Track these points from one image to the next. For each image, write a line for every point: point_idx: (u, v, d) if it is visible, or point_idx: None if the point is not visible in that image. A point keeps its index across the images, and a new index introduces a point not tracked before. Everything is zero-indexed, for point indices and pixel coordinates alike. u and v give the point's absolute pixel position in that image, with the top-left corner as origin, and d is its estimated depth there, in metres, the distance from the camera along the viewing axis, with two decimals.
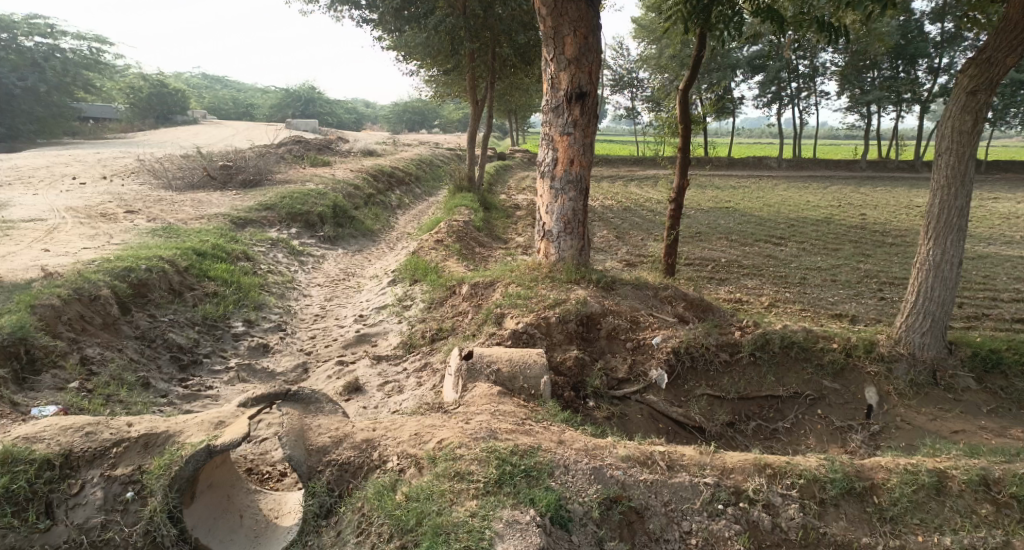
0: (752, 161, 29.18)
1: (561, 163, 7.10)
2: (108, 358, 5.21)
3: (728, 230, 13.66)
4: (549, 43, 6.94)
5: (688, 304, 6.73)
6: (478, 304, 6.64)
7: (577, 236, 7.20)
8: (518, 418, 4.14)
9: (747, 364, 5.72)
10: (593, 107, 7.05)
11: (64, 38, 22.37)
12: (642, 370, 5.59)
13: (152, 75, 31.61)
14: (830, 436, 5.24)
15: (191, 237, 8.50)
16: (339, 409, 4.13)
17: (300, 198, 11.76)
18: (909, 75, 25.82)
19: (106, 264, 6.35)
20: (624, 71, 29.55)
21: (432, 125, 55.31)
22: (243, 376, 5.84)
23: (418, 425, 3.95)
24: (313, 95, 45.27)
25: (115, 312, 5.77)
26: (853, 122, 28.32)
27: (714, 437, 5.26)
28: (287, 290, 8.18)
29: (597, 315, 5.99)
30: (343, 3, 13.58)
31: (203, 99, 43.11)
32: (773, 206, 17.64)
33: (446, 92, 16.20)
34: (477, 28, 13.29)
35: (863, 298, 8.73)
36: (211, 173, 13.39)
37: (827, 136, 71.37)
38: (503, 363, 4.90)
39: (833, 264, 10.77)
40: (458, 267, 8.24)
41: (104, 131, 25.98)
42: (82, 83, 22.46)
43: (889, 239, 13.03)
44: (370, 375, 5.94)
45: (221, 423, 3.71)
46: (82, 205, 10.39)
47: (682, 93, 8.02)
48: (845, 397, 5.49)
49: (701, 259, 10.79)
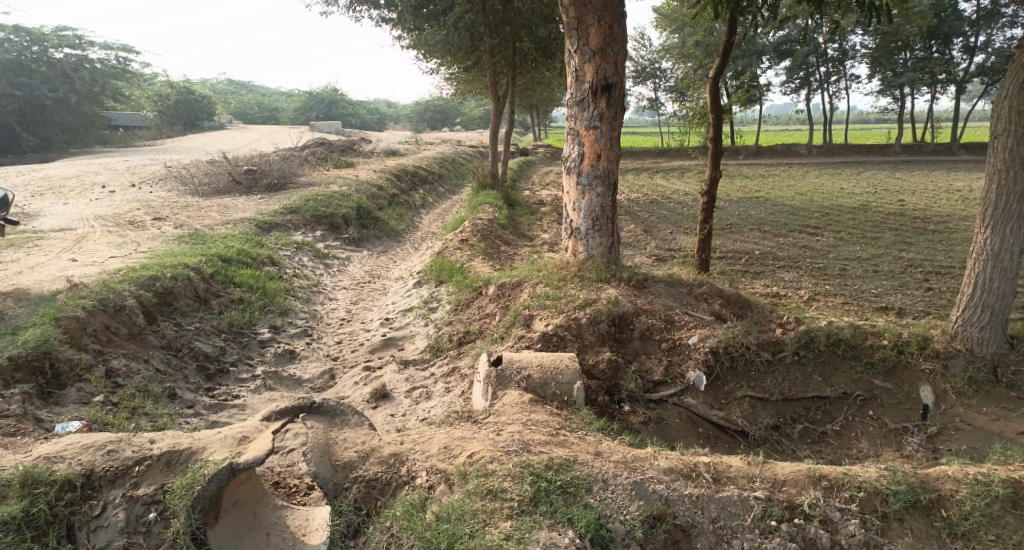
0: (781, 148, 28.51)
1: (587, 158, 6.86)
2: (134, 370, 5.15)
3: (760, 220, 13.28)
4: (572, 34, 6.70)
5: (724, 301, 6.45)
6: (506, 305, 6.45)
7: (606, 233, 6.95)
8: (552, 428, 3.95)
9: (790, 364, 5.43)
10: (619, 99, 6.80)
11: (92, 48, 22.76)
12: (678, 371, 5.34)
13: (178, 82, 32.04)
14: (883, 440, 4.93)
15: (217, 243, 8.46)
16: (364, 420, 3.96)
17: (324, 200, 11.71)
18: (944, 55, 24.94)
19: (132, 274, 6.32)
20: (647, 62, 29.10)
21: (454, 123, 55.26)
22: (270, 384, 5.75)
23: (447, 437, 3.77)
24: (335, 96, 45.56)
25: (140, 321, 5.71)
26: (885, 105, 27.45)
27: (758, 441, 4.99)
28: (312, 295, 8.09)
29: (629, 314, 5.75)
30: (362, 3, 13.49)
31: (229, 104, 43.68)
32: (805, 194, 17.14)
33: (467, 89, 16.03)
34: (496, 23, 13.09)
35: (908, 289, 8.34)
36: (237, 177, 13.41)
37: (858, 120, 69.68)
38: (534, 368, 4.70)
39: (874, 253, 10.36)
40: (483, 267, 8.06)
41: (133, 139, 26.44)
42: (111, 93, 22.83)
43: (931, 226, 12.50)
44: (397, 381, 5.79)
45: (244, 438, 3.58)
46: (111, 213, 10.47)
47: (712, 80, 7.70)
48: (899, 397, 5.18)
49: (733, 252, 10.45)
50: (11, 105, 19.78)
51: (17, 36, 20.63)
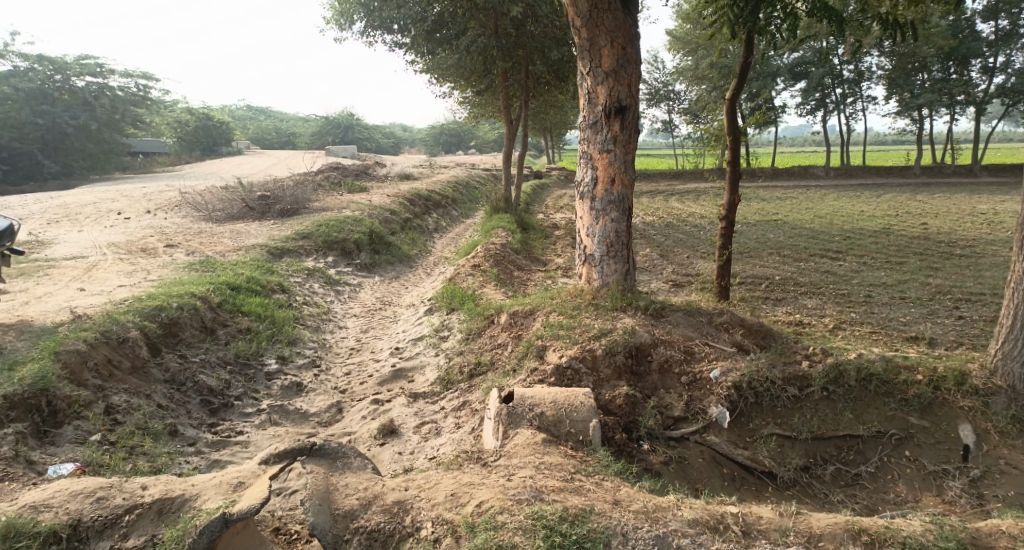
0: (797, 170, 28.22)
1: (602, 182, 6.68)
2: (135, 406, 4.99)
3: (779, 244, 13.00)
4: (585, 56, 6.57)
5: (746, 330, 6.20)
6: (518, 335, 6.23)
7: (622, 259, 6.74)
8: (567, 473, 3.71)
9: (819, 400, 5.17)
10: (633, 122, 6.64)
11: (113, 76, 23.18)
12: (700, 407, 5.08)
13: (198, 108, 32.55)
14: (922, 483, 4.65)
15: (226, 270, 8.36)
16: (368, 464, 3.75)
17: (336, 225, 11.62)
18: (962, 75, 24.65)
19: (137, 304, 6.20)
20: (660, 84, 29.07)
21: (468, 146, 55.59)
22: (275, 419, 5.55)
23: (455, 482, 3.56)
24: (351, 121, 46.08)
25: (144, 354, 5.57)
26: (904, 126, 27.12)
27: (787, 483, 4.72)
28: (322, 323, 7.94)
29: (647, 346, 5.51)
30: (376, 29, 13.56)
31: (247, 130, 44.35)
32: (825, 217, 16.82)
33: (480, 113, 16.00)
34: (509, 47, 13.08)
35: (938, 318, 8.03)
36: (251, 203, 13.39)
37: (876, 141, 69.08)
38: (547, 405, 4.47)
39: (899, 278, 10.05)
40: (496, 294, 7.86)
41: (153, 164, 26.81)
42: (131, 120, 23.18)
43: (958, 250, 12.14)
44: (405, 416, 5.57)
45: (241, 484, 3.39)
46: (124, 240, 10.46)
47: (730, 102, 7.52)
48: (936, 436, 4.89)
49: (753, 277, 10.19)
50: (33, 133, 20.12)
51: (40, 66, 21.06)
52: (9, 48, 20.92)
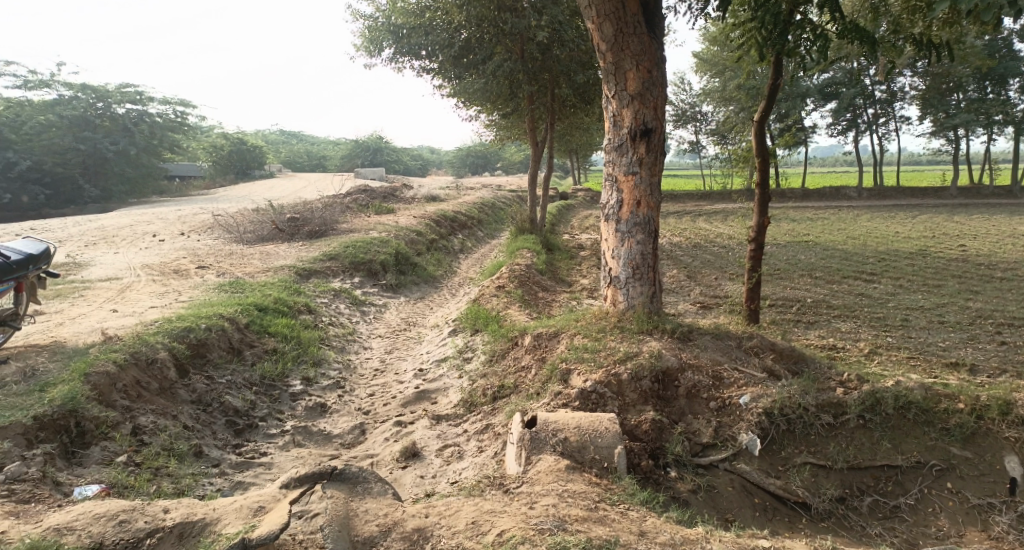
0: (829, 191, 27.79)
1: (627, 204, 6.63)
2: (161, 427, 5.04)
3: (811, 265, 12.75)
4: (610, 79, 6.57)
5: (777, 355, 6.04)
6: (542, 357, 6.15)
7: (648, 282, 6.64)
8: (591, 501, 3.62)
9: (855, 428, 4.98)
10: (659, 144, 6.59)
11: (152, 103, 23.96)
12: (729, 434, 4.94)
13: (232, 133, 33.43)
14: (965, 517, 4.43)
15: (255, 291, 8.48)
16: (388, 489, 3.71)
17: (363, 246, 11.73)
18: (999, 95, 24.16)
19: (167, 325, 6.30)
20: (687, 106, 29.01)
21: (495, 168, 56.03)
22: (299, 441, 5.55)
23: (477, 509, 3.48)
24: (380, 144, 46.86)
25: (172, 375, 5.64)
26: (939, 146, 26.57)
27: (822, 515, 4.53)
28: (347, 343, 7.97)
29: (674, 370, 5.39)
30: (404, 55, 13.80)
31: (280, 153, 45.39)
32: (858, 238, 16.47)
33: (506, 135, 16.12)
34: (536, 71, 13.19)
35: (979, 343, 7.75)
36: (280, 225, 13.61)
37: (911, 162, 67.78)
38: (571, 431, 4.38)
39: (937, 302, 9.75)
40: (520, 316, 7.81)
41: (188, 187, 27.54)
42: (168, 144, 23.86)
43: (999, 273, 11.76)
44: (428, 438, 5.52)
45: (261, 509, 3.38)
46: (157, 262, 10.70)
47: (758, 123, 7.43)
48: (980, 468, 4.67)
49: (784, 299, 9.98)
50: (75, 158, 20.85)
51: (84, 94, 21.88)
52: (56, 77, 21.80)
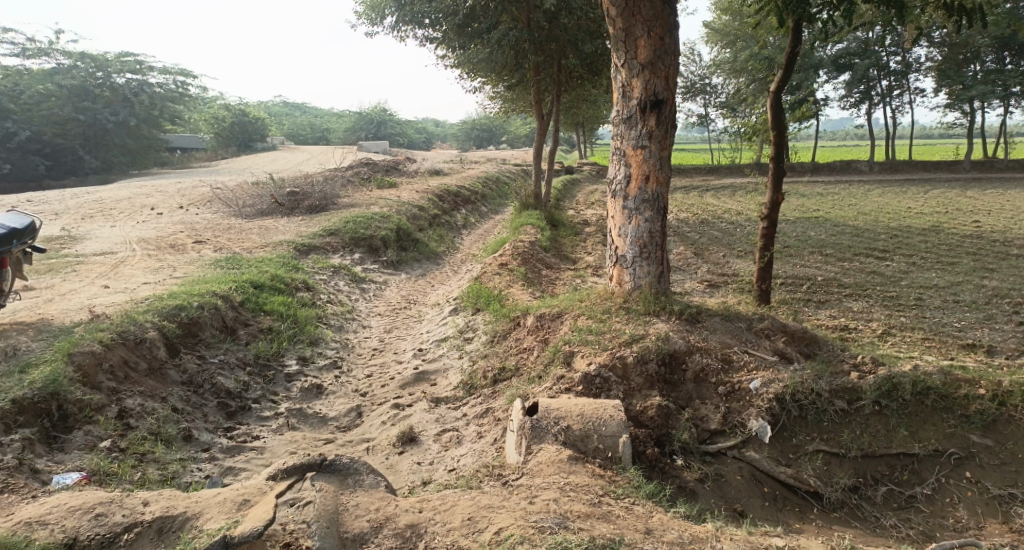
0: (839, 165, 27.28)
1: (635, 180, 6.33)
2: (149, 409, 4.89)
3: (821, 242, 12.45)
4: (619, 47, 6.23)
5: (789, 337, 5.82)
6: (545, 339, 5.93)
7: (655, 261, 6.38)
8: (594, 495, 3.45)
9: (870, 415, 4.77)
10: (670, 116, 6.27)
11: (152, 73, 23.53)
12: (739, 420, 4.74)
13: (234, 105, 32.89)
14: (986, 509, 4.24)
15: (251, 267, 8.25)
16: (381, 481, 3.54)
17: (363, 222, 11.47)
18: (1017, 66, 23.56)
19: (158, 303, 6.11)
20: (696, 78, 28.38)
21: (500, 142, 55.28)
22: (293, 423, 5.39)
23: (474, 504, 3.30)
24: (384, 116, 46.23)
25: (161, 355, 5.47)
26: (953, 120, 25.99)
27: (834, 504, 4.36)
28: (346, 322, 7.77)
29: (681, 353, 5.18)
30: (406, 24, 13.34)
31: (283, 126, 44.79)
32: (869, 214, 16.12)
33: (511, 108, 15.72)
34: (542, 40, 12.79)
35: (996, 323, 7.51)
36: (279, 199, 13.28)
37: (923, 136, 66.70)
38: (574, 418, 4.17)
39: (951, 280, 9.47)
40: (523, 294, 7.59)
41: (189, 160, 27.22)
42: (168, 116, 23.45)
43: (1014, 250, 11.45)
44: (426, 422, 5.34)
45: (245, 503, 3.23)
46: (153, 236, 10.48)
47: (773, 95, 7.09)
48: (1002, 457, 4.46)
49: (794, 278, 9.73)
50: (75, 129, 20.55)
51: (82, 63, 21.47)
52: (53, 46, 21.38)
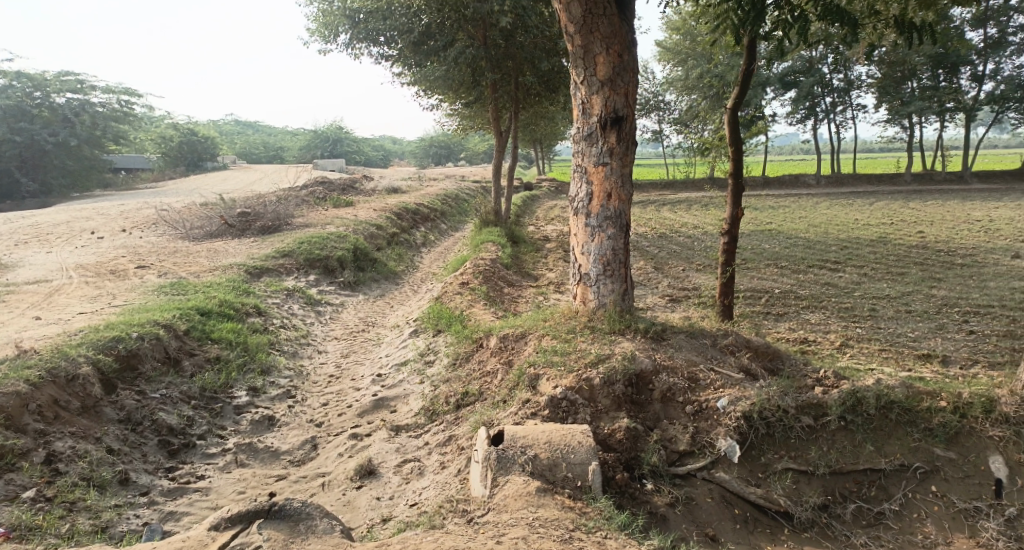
0: (788, 179, 28.08)
1: (597, 197, 6.26)
2: (80, 452, 4.55)
3: (776, 255, 12.65)
4: (579, 64, 6.18)
5: (753, 353, 5.80)
6: (508, 361, 5.76)
7: (619, 279, 6.29)
8: (563, 531, 3.30)
9: (836, 430, 4.73)
10: (630, 133, 6.23)
11: (94, 92, 22.67)
12: (707, 440, 4.63)
13: (183, 124, 31.92)
14: (953, 523, 4.22)
15: (198, 293, 7.85)
16: (335, 526, 3.31)
17: (319, 242, 11.13)
18: (951, 83, 24.66)
19: (94, 335, 5.73)
20: (650, 95, 28.89)
21: (458, 159, 55.22)
22: (242, 460, 5.08)
23: (436, 548, 3.09)
24: (340, 134, 45.64)
25: (96, 392, 5.10)
26: (894, 134, 27.08)
27: (804, 524, 4.28)
28: (300, 347, 7.44)
29: (648, 373, 5.06)
30: (361, 41, 13.08)
31: (235, 144, 43.76)
32: (820, 226, 16.54)
33: (469, 125, 15.61)
34: (499, 58, 12.78)
35: (948, 332, 7.67)
36: (229, 220, 12.80)
37: (866, 150, 69.63)
38: (540, 447, 4.00)
39: (902, 291, 9.70)
40: (485, 314, 7.41)
41: (135, 180, 26.24)
42: (112, 136, 22.55)
43: (958, 259, 11.85)
44: (386, 452, 5.09)
45: None
46: (93, 262, 9.93)
47: (731, 111, 7.13)
48: (965, 469, 4.47)
49: (753, 291, 9.81)
50: (11, 151, 19.56)
51: (19, 82, 20.51)
52: None
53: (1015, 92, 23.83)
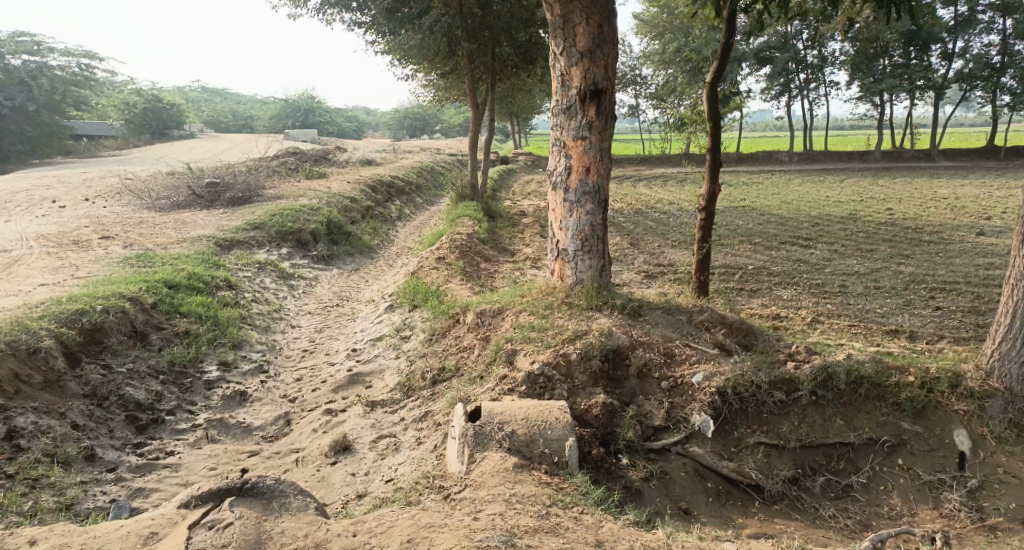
0: (762, 155, 28.28)
1: (575, 171, 6.19)
2: (44, 428, 4.41)
3: (749, 231, 12.76)
4: (557, 35, 6.05)
5: (727, 329, 5.85)
6: (485, 336, 5.72)
7: (597, 255, 6.27)
8: (541, 506, 3.31)
9: (807, 405, 4.81)
10: (609, 107, 6.15)
11: (52, 54, 21.71)
12: (682, 415, 4.66)
13: (147, 90, 30.83)
14: (918, 495, 4.34)
15: (166, 265, 7.63)
16: (309, 503, 3.26)
17: (291, 214, 10.89)
18: (922, 61, 24.95)
19: (56, 307, 5.54)
20: (627, 69, 28.71)
21: (433, 131, 54.51)
22: (213, 436, 4.99)
23: (413, 524, 3.07)
24: (312, 104, 44.60)
25: (59, 366, 4.94)
26: (865, 112, 27.38)
27: (775, 497, 4.37)
28: (272, 322, 7.30)
29: (624, 349, 5.08)
30: (333, 7, 12.68)
31: (202, 113, 42.49)
32: (792, 203, 16.70)
33: (444, 96, 15.32)
34: (475, 27, 12.53)
35: (915, 308, 7.84)
36: (197, 191, 12.44)
37: (838, 127, 70.45)
38: (518, 423, 3.99)
39: (871, 267, 9.86)
40: (461, 289, 7.34)
41: (97, 148, 25.34)
42: (72, 101, 21.69)
43: (926, 236, 12.08)
44: (361, 428, 5.04)
45: (153, 535, 3.00)
46: (54, 232, 9.58)
47: (709, 87, 7.08)
48: (931, 443, 4.58)
49: (726, 267, 9.90)
50: None
51: None
52: None
53: (982, 71, 24.22)
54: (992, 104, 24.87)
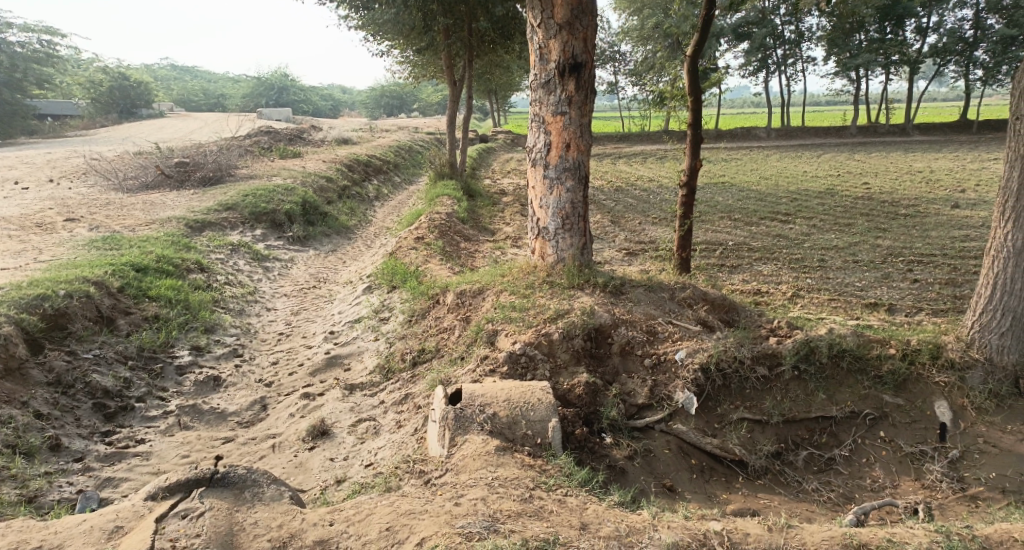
0: (741, 132, 28.34)
1: (555, 148, 6.05)
2: (4, 418, 4.22)
3: (729, 207, 12.74)
4: (536, 6, 5.87)
5: (710, 305, 5.80)
6: (466, 317, 5.61)
7: (578, 233, 6.17)
8: (524, 489, 3.23)
9: (790, 380, 4.78)
10: (589, 81, 6.00)
11: (10, 30, 20.84)
12: (665, 393, 4.62)
13: (112, 68, 29.83)
14: (899, 466, 4.36)
15: (133, 248, 7.37)
16: (284, 493, 3.15)
17: (264, 195, 10.61)
18: (897, 36, 25.03)
19: (15, 292, 5.30)
20: (606, 45, 28.43)
21: (411, 109, 53.82)
22: (185, 422, 4.84)
23: (392, 511, 2.97)
24: (285, 82, 43.61)
25: (20, 353, 4.73)
26: (842, 87, 27.49)
27: (758, 472, 4.35)
28: (247, 305, 7.11)
29: (607, 327, 4.99)
30: None
31: (172, 91, 41.37)
32: (771, 179, 16.75)
33: (421, 74, 15.02)
34: (450, 1, 12.23)
35: (892, 281, 7.88)
36: (166, 170, 12.06)
37: (814, 103, 70.82)
38: (499, 405, 3.90)
39: (849, 241, 9.90)
40: (441, 269, 7.21)
41: (63, 128, 24.53)
42: (34, 79, 20.91)
43: (902, 209, 12.17)
44: (339, 412, 4.91)
45: (118, 530, 2.87)
46: (16, 215, 9.22)
47: (690, 61, 6.95)
48: (913, 415, 4.59)
49: (707, 243, 9.86)
50: None
51: None
52: None
53: (956, 45, 24.38)
54: (965, 78, 25.06)
